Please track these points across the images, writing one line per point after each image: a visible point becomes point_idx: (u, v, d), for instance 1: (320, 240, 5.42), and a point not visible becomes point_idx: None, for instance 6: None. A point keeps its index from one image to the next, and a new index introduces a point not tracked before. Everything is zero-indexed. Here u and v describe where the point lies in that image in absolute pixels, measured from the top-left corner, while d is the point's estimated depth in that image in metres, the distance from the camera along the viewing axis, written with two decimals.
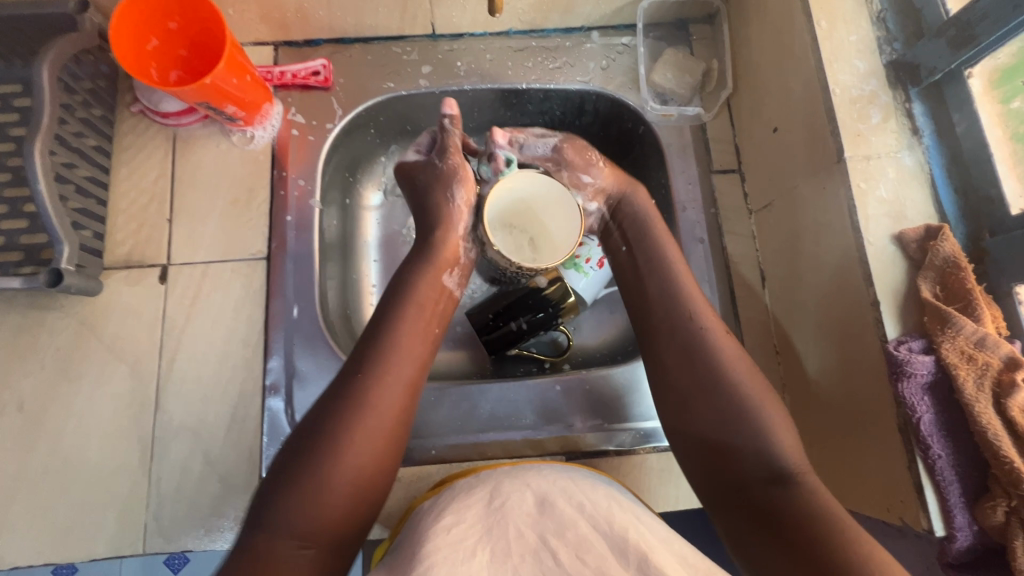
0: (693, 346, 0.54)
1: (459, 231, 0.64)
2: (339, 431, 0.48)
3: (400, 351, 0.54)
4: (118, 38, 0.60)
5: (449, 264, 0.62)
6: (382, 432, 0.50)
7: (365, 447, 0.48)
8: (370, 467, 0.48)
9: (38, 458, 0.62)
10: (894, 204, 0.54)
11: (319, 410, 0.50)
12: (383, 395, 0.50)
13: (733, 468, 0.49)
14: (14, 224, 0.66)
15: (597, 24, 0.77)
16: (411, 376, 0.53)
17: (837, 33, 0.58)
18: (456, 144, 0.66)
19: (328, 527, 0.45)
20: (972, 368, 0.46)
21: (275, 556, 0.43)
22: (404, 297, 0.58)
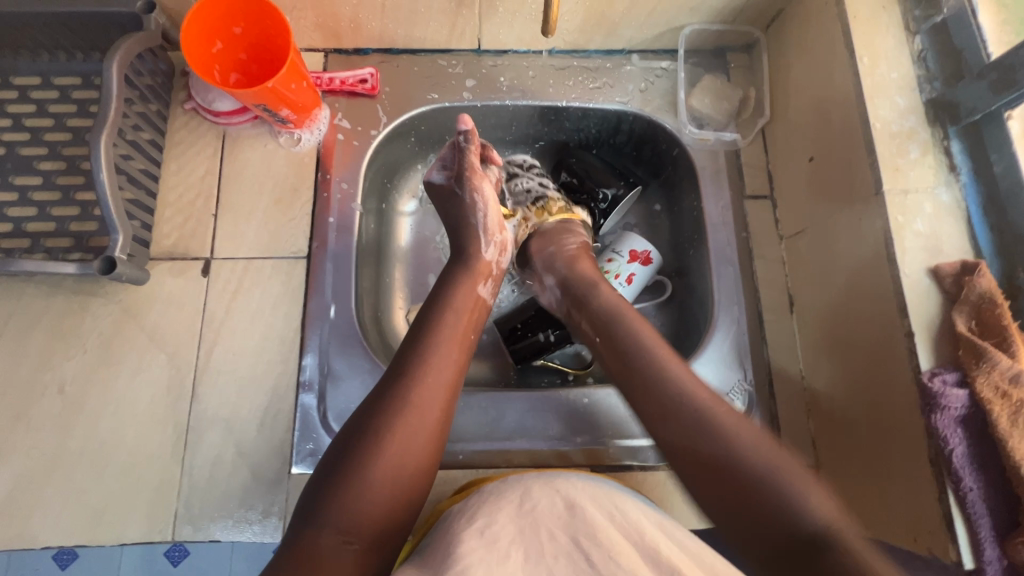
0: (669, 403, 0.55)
1: (490, 255, 0.66)
2: (382, 430, 0.49)
3: (440, 351, 0.55)
4: (188, 41, 0.63)
5: (484, 273, 0.64)
6: (424, 432, 0.51)
7: (406, 445, 0.49)
8: (412, 466, 0.50)
9: (74, 439, 0.63)
10: (930, 238, 0.55)
11: (365, 408, 0.52)
12: (424, 396, 0.52)
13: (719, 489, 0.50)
14: (67, 211, 0.68)
15: (637, 48, 0.80)
16: (451, 379, 0.55)
17: (879, 70, 0.60)
18: (472, 166, 0.65)
19: (373, 524, 0.47)
20: (1007, 405, 0.46)
21: (321, 551, 0.44)
22: (443, 305, 0.59)
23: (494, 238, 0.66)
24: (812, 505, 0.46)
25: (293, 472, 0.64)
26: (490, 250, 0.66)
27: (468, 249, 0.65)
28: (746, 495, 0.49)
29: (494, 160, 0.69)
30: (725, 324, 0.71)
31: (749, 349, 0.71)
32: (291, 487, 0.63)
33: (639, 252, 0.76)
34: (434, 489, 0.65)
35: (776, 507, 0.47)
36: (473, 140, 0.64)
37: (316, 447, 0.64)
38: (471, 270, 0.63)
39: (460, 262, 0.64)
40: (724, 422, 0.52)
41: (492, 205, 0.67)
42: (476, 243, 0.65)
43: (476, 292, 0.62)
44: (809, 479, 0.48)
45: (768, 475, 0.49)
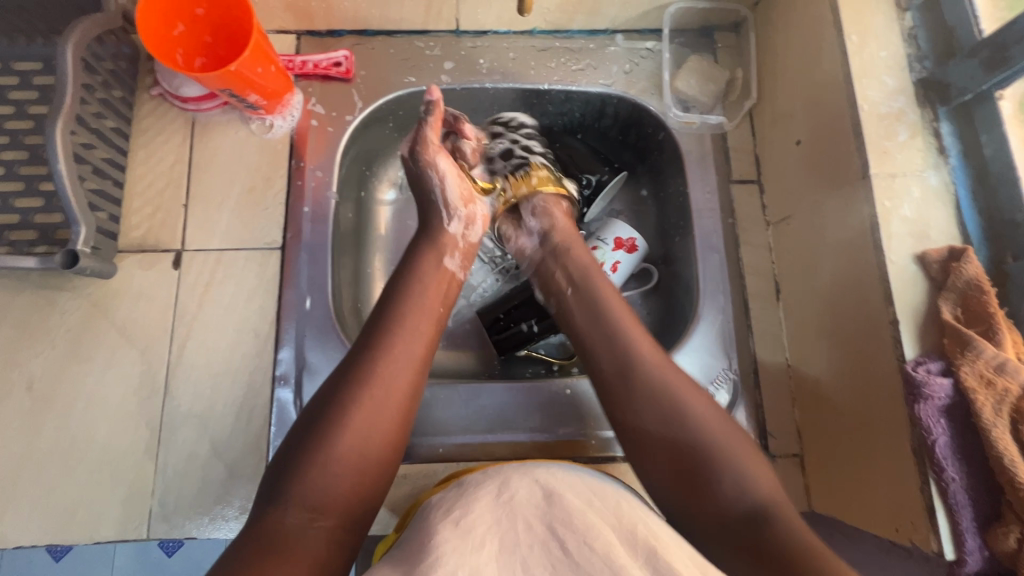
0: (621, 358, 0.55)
1: (454, 227, 0.63)
2: (348, 404, 0.48)
3: (409, 323, 0.54)
4: (145, 21, 0.60)
5: (449, 245, 0.62)
6: (392, 405, 0.50)
7: (374, 419, 0.49)
8: (381, 439, 0.49)
9: (44, 437, 0.62)
10: (917, 224, 0.53)
11: (329, 386, 0.50)
12: (392, 369, 0.51)
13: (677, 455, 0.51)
14: (30, 203, 0.65)
15: (621, 28, 0.77)
16: (421, 352, 0.53)
17: (868, 48, 0.58)
18: (428, 138, 0.62)
19: (341, 501, 0.46)
20: (991, 393, 0.45)
21: (287, 529, 0.43)
22: (412, 279, 0.58)
23: (457, 210, 0.64)
24: (751, 480, 0.49)
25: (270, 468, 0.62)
26: (454, 223, 0.63)
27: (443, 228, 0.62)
28: (692, 460, 0.50)
29: (462, 129, 0.67)
30: (710, 311, 0.70)
31: (734, 338, 0.69)
32: None
33: (623, 239, 0.75)
34: (414, 483, 0.64)
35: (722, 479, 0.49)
36: (434, 111, 0.61)
37: None
38: (438, 244, 0.62)
39: (428, 237, 0.62)
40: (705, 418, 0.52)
41: (452, 177, 0.63)
42: (438, 217, 0.63)
43: (444, 263, 0.60)
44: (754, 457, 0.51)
45: (712, 453, 0.50)
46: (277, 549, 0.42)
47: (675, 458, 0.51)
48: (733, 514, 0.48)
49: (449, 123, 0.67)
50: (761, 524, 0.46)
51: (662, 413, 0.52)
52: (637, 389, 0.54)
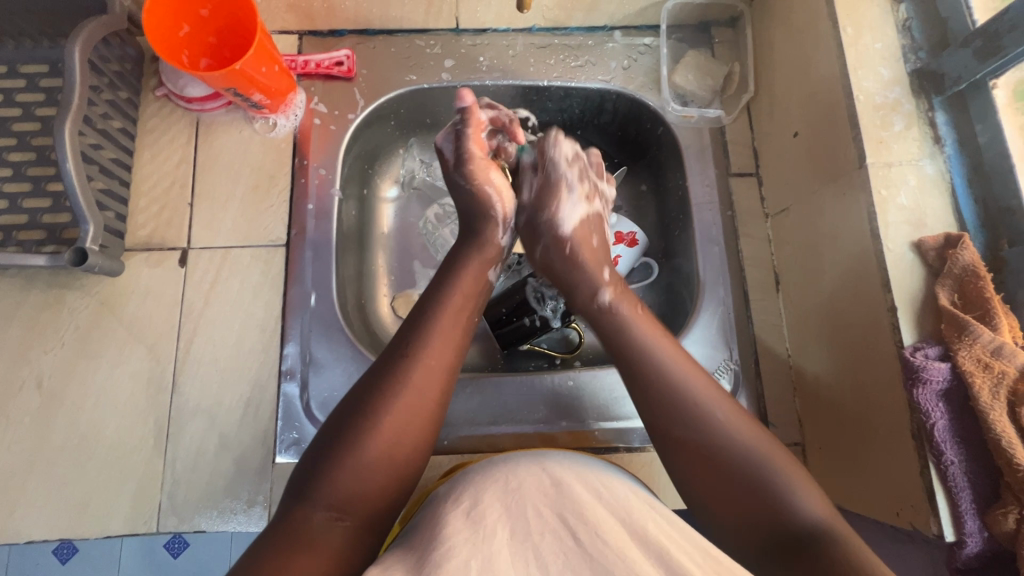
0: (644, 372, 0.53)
1: (506, 237, 0.66)
2: (378, 411, 0.48)
3: (443, 331, 0.54)
4: (150, 22, 0.61)
5: (494, 258, 0.63)
6: (421, 414, 0.50)
7: (407, 427, 0.49)
8: (409, 447, 0.49)
9: (55, 434, 0.62)
10: (914, 212, 0.54)
11: (360, 390, 0.51)
12: (425, 380, 0.51)
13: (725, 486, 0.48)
14: (38, 203, 0.66)
15: (619, 24, 0.78)
16: (451, 364, 0.54)
17: (863, 40, 0.59)
18: (475, 153, 0.65)
19: (366, 502, 0.46)
20: (988, 376, 0.46)
21: (313, 528, 0.44)
22: (443, 285, 0.58)
23: (511, 223, 0.67)
24: (809, 510, 0.45)
25: (278, 461, 0.63)
26: (506, 234, 0.66)
27: (481, 235, 0.64)
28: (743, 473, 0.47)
29: (516, 134, 0.68)
30: (710, 303, 0.70)
31: (735, 329, 0.70)
32: (275, 476, 0.63)
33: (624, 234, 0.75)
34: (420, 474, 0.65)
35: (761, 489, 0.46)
36: (471, 119, 0.65)
37: (299, 436, 0.64)
38: (484, 256, 0.62)
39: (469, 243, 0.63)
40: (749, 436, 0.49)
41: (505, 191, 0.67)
42: (494, 228, 0.65)
43: (483, 274, 0.61)
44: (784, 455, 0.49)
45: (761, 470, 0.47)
46: (301, 545, 0.43)
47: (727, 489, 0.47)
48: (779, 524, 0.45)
49: (506, 122, 0.68)
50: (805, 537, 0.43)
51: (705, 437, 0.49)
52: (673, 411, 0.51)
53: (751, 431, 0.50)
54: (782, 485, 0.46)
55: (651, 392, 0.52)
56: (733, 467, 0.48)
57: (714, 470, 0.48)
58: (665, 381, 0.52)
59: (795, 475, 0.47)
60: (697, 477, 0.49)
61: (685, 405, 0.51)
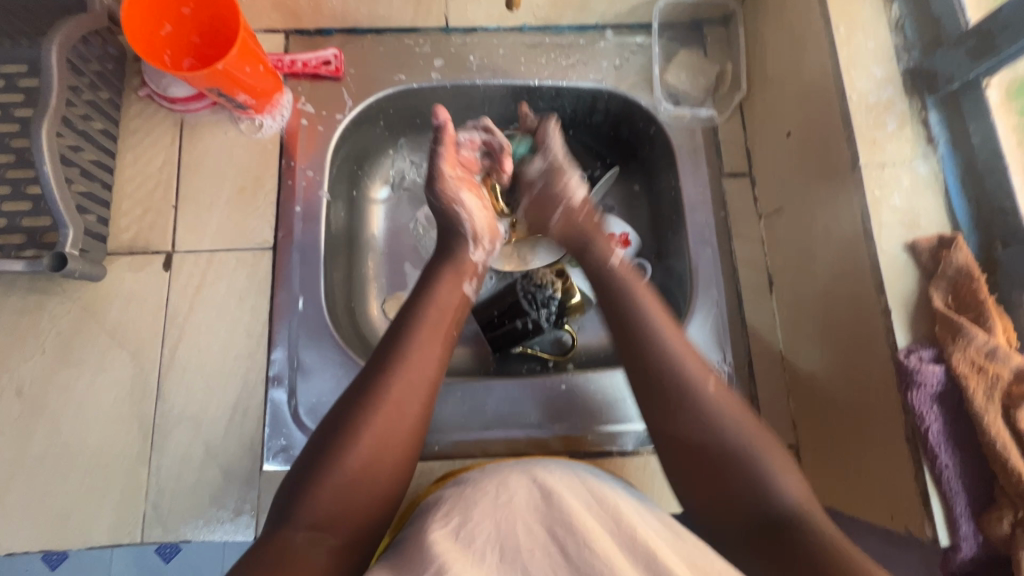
0: (668, 375, 0.53)
1: (478, 257, 0.64)
2: (358, 427, 0.48)
3: (422, 345, 0.54)
4: (130, 21, 0.60)
5: (467, 272, 0.62)
6: (401, 428, 0.50)
7: (386, 444, 0.48)
8: (390, 462, 0.48)
9: (36, 443, 0.61)
10: (907, 213, 0.53)
11: (341, 407, 0.50)
12: (404, 395, 0.50)
13: (717, 498, 0.48)
14: (16, 207, 0.64)
15: (611, 23, 0.77)
16: (431, 376, 0.53)
17: (856, 39, 0.58)
18: (447, 174, 0.65)
19: (348, 520, 0.46)
20: (983, 380, 0.46)
21: (294, 547, 0.43)
22: (423, 300, 0.58)
23: (483, 242, 0.65)
24: (785, 492, 0.47)
25: (265, 469, 0.62)
26: (478, 252, 0.64)
27: (452, 248, 0.63)
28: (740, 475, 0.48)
29: (505, 162, 0.70)
30: (704, 305, 0.70)
31: (728, 331, 0.70)
32: (262, 485, 0.61)
33: (616, 234, 0.76)
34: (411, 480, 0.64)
35: (754, 487, 0.47)
36: (445, 140, 0.64)
37: (287, 443, 0.63)
38: (458, 267, 0.61)
39: (444, 256, 0.63)
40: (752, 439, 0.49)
41: (477, 211, 0.65)
42: (464, 246, 0.63)
43: (459, 290, 0.60)
44: (788, 461, 0.49)
45: (758, 471, 0.48)
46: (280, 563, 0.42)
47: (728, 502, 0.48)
48: (766, 520, 0.46)
49: (496, 149, 0.70)
50: (787, 529, 0.44)
51: (702, 443, 0.50)
52: (682, 418, 0.51)
53: (739, 415, 0.51)
54: (765, 470, 0.48)
55: (667, 392, 0.52)
56: (718, 466, 0.49)
57: (711, 474, 0.49)
58: (669, 373, 0.53)
59: (778, 463, 0.48)
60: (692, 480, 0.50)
61: (703, 418, 0.50)
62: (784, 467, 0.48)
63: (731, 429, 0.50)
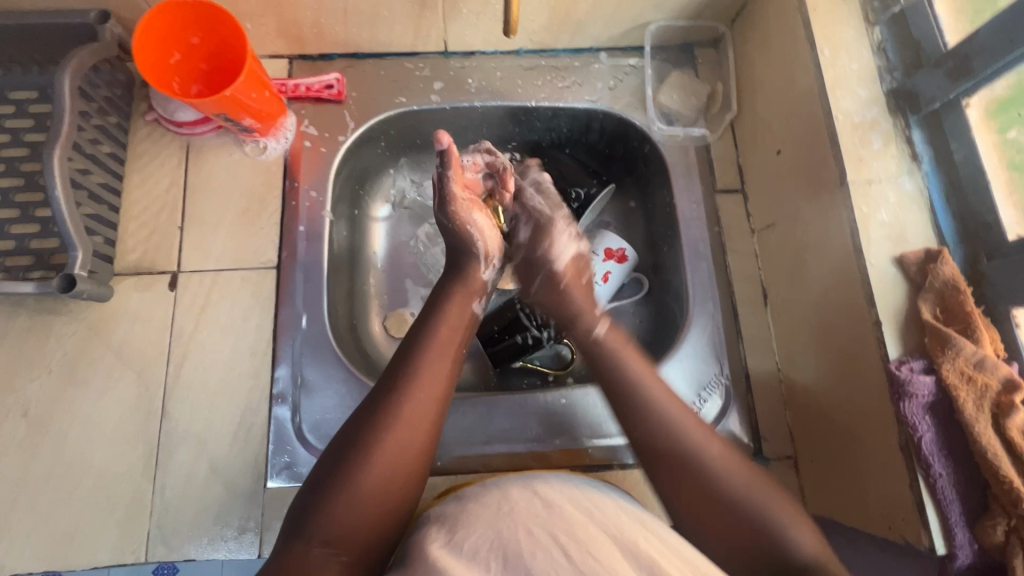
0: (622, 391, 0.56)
1: (487, 274, 0.65)
2: (372, 445, 0.49)
3: (434, 364, 0.55)
4: (141, 51, 0.62)
5: (477, 292, 0.63)
6: (413, 447, 0.50)
7: (399, 462, 0.49)
8: (403, 478, 0.49)
9: (41, 463, 0.61)
10: (894, 228, 0.55)
11: (352, 425, 0.51)
12: (416, 412, 0.51)
13: (704, 505, 0.50)
14: (25, 229, 0.66)
15: (605, 46, 0.79)
16: (442, 393, 0.54)
17: (840, 61, 0.60)
18: (456, 195, 0.64)
19: (361, 536, 0.46)
20: (972, 390, 0.47)
21: (309, 564, 0.44)
22: (434, 318, 0.58)
23: (493, 263, 0.66)
24: (796, 539, 0.48)
25: (269, 486, 0.63)
26: (489, 272, 0.66)
27: (462, 267, 0.64)
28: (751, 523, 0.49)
29: (507, 181, 0.69)
30: (700, 319, 0.71)
31: (725, 344, 0.71)
32: (266, 502, 0.62)
33: (614, 250, 0.76)
34: None
35: (766, 539, 0.48)
36: (451, 163, 0.61)
37: (291, 460, 0.63)
38: (468, 289, 0.63)
39: (455, 273, 0.64)
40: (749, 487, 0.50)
41: (488, 231, 0.66)
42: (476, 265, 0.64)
43: (469, 306, 0.62)
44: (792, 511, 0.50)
45: (764, 526, 0.49)
46: None
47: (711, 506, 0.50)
48: (784, 570, 0.47)
49: (500, 167, 0.69)
50: None
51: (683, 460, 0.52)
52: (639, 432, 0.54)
53: (683, 417, 0.54)
54: (771, 519, 0.49)
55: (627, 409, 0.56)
56: (703, 480, 0.51)
57: (686, 484, 0.51)
58: (630, 391, 0.56)
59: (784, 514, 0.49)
60: (674, 486, 0.52)
61: (668, 432, 0.53)
62: (797, 524, 0.49)
63: (701, 445, 0.52)
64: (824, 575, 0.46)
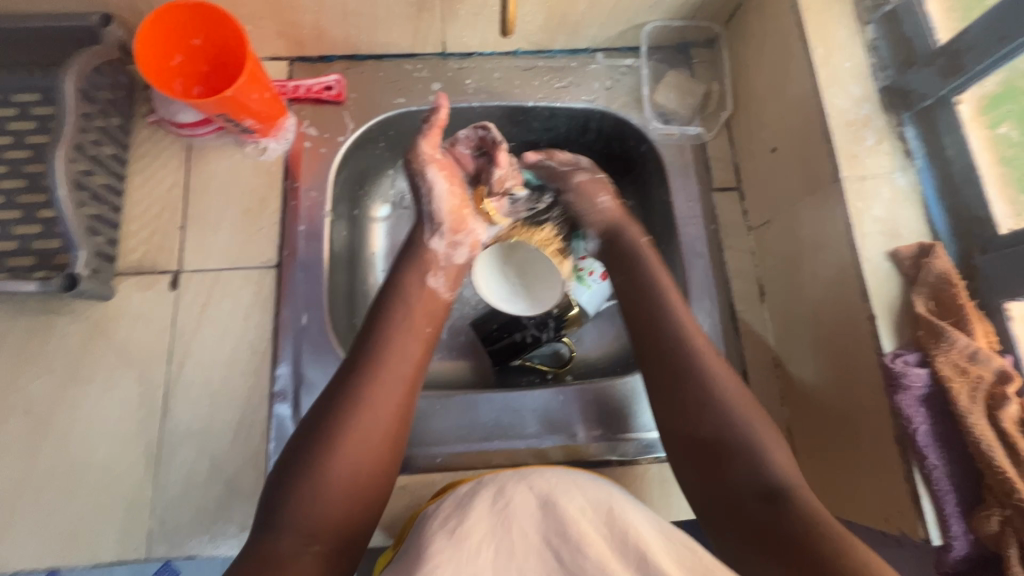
0: (679, 349, 0.58)
1: (438, 245, 0.65)
2: (335, 433, 0.49)
3: (394, 349, 0.55)
4: (143, 52, 0.63)
5: (431, 265, 0.64)
6: (376, 431, 0.51)
7: (361, 447, 0.50)
8: (370, 464, 0.50)
9: (43, 462, 0.62)
10: (888, 223, 0.56)
11: (317, 412, 0.52)
12: (378, 397, 0.52)
13: (717, 472, 0.53)
14: (28, 230, 0.66)
15: (601, 47, 0.80)
16: (404, 378, 0.55)
17: (833, 59, 0.61)
18: (428, 151, 0.65)
19: (333, 523, 0.48)
20: (966, 382, 0.47)
21: (282, 554, 0.45)
22: (393, 304, 0.59)
23: (450, 232, 0.66)
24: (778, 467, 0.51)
25: None
26: (439, 241, 0.65)
27: (412, 238, 0.66)
28: (737, 449, 0.52)
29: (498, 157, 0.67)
30: (698, 315, 0.72)
31: (723, 341, 0.71)
32: None
33: None
34: (412, 492, 0.65)
35: (752, 461, 0.51)
36: (433, 119, 0.65)
37: None
38: (421, 262, 0.64)
39: (413, 252, 0.64)
40: (748, 418, 0.53)
41: (447, 196, 0.66)
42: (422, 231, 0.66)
43: (430, 290, 0.62)
44: (778, 439, 0.53)
45: (758, 453, 0.51)
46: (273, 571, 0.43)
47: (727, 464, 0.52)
48: (760, 492, 0.50)
49: (489, 142, 0.68)
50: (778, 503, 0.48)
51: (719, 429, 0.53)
52: (690, 392, 0.55)
53: (720, 365, 0.57)
54: (760, 446, 0.52)
55: (677, 368, 0.57)
56: (733, 439, 0.53)
57: (715, 451, 0.53)
58: (684, 352, 0.57)
59: (771, 441, 0.52)
60: (697, 462, 0.54)
61: (718, 398, 0.55)
62: (778, 446, 0.52)
63: (736, 400, 0.54)
64: (797, 497, 0.48)
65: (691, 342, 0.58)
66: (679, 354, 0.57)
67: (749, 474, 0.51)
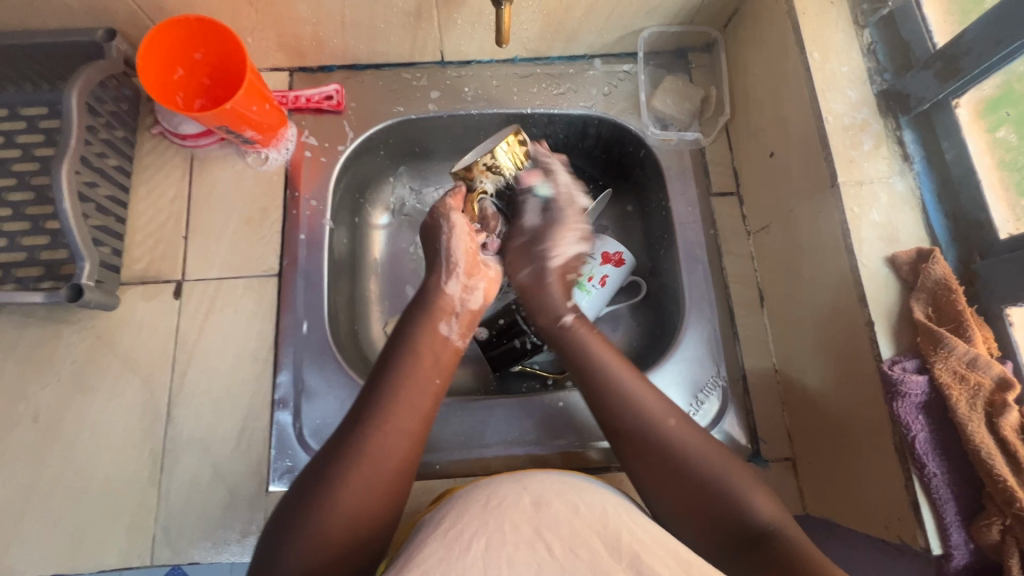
0: (609, 395, 0.57)
1: (454, 287, 0.63)
2: (337, 481, 0.49)
3: (403, 397, 0.54)
4: (145, 67, 0.64)
5: (445, 311, 0.61)
6: (379, 483, 0.50)
7: (359, 500, 0.49)
8: (369, 514, 0.49)
9: (50, 469, 0.63)
10: (886, 228, 0.55)
11: (324, 456, 0.51)
12: (381, 448, 0.51)
13: (695, 508, 0.51)
14: (36, 241, 0.68)
15: (599, 53, 0.80)
16: (412, 430, 0.53)
17: (830, 64, 0.61)
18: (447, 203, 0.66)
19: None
20: (965, 388, 0.47)
21: None
22: (404, 350, 0.58)
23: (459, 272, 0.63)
24: (756, 505, 0.50)
25: (271, 491, 0.64)
26: (453, 284, 0.63)
27: (425, 284, 0.63)
28: (722, 486, 0.51)
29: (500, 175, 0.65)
30: (697, 321, 0.72)
31: (722, 347, 0.71)
32: (268, 506, 0.63)
33: (611, 254, 0.77)
34: (411, 500, 0.65)
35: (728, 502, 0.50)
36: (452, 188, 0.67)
37: (292, 465, 0.64)
38: (431, 308, 0.61)
39: (421, 300, 0.62)
40: (717, 459, 0.52)
41: (461, 235, 0.64)
42: (437, 274, 0.63)
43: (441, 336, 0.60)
44: (753, 479, 0.52)
45: (731, 495, 0.50)
46: None
47: (710, 510, 0.50)
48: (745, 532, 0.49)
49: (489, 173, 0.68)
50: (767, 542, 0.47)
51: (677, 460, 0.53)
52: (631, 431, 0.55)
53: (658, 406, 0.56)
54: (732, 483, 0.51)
55: (612, 409, 0.56)
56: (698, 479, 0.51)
57: (679, 485, 0.52)
58: (615, 393, 0.57)
59: (743, 477, 0.52)
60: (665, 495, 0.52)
61: (660, 432, 0.54)
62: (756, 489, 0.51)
63: (689, 441, 0.53)
64: (777, 533, 0.48)
65: (614, 374, 0.59)
66: (611, 395, 0.57)
67: (725, 501, 0.50)
